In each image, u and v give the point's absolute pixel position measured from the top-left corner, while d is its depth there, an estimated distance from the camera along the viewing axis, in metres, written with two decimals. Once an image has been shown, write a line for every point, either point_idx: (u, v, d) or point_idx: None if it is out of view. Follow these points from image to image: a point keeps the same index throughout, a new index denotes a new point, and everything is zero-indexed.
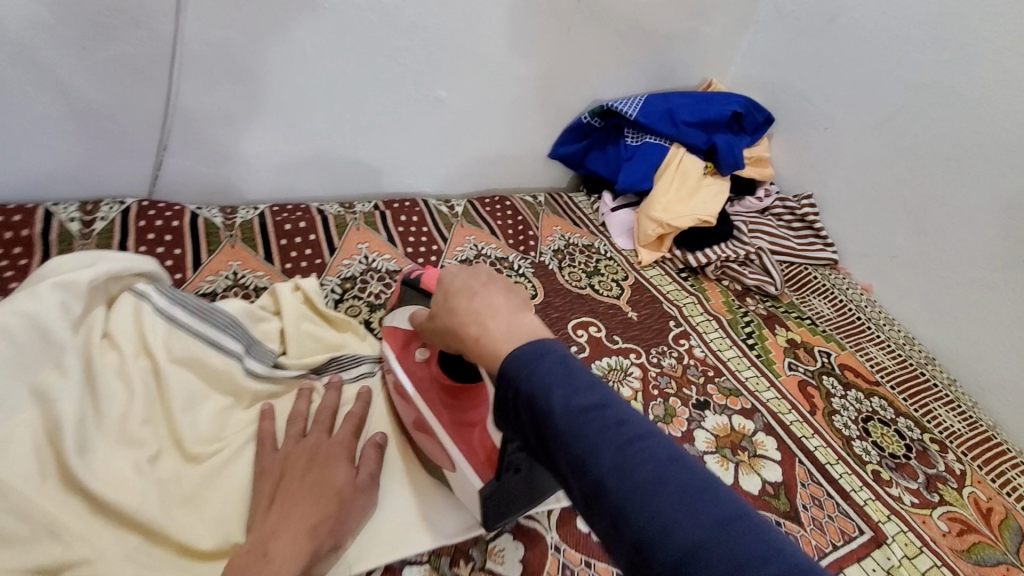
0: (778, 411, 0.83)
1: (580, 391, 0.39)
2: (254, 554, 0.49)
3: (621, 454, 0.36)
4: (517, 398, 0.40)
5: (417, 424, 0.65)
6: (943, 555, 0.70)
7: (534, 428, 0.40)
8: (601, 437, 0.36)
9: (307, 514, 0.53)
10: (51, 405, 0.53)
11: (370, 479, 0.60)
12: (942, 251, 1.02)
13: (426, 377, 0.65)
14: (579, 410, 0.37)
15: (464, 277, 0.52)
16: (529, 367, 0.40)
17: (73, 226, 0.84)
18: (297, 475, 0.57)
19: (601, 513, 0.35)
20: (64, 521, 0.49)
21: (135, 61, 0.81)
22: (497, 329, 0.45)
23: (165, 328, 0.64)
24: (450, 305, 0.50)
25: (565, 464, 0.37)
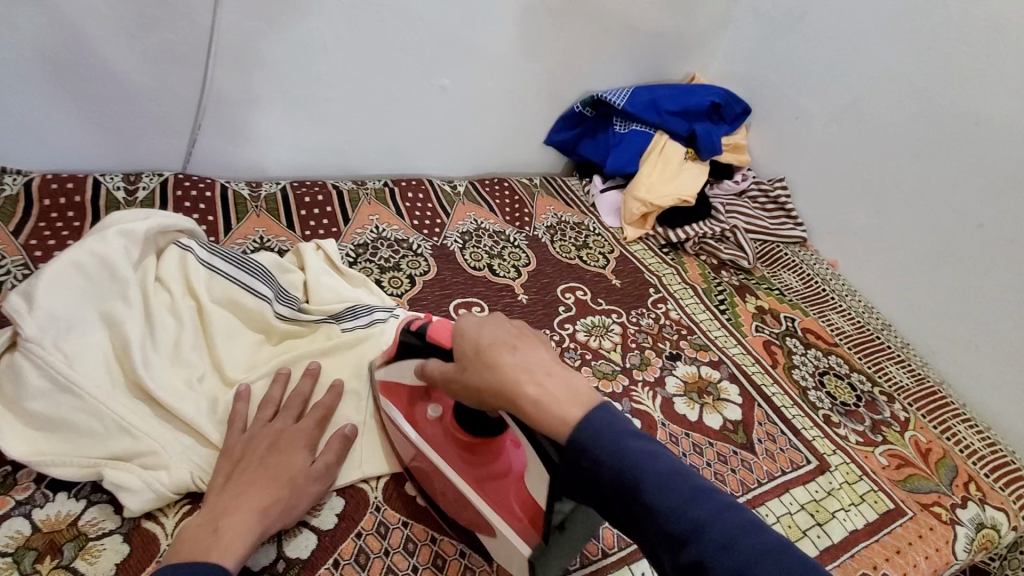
0: (743, 363, 0.93)
1: (667, 468, 0.43)
2: (205, 528, 0.52)
3: (718, 529, 0.39)
4: (598, 470, 0.44)
5: (441, 485, 0.64)
6: (880, 483, 0.80)
7: (623, 505, 0.43)
8: (695, 510, 0.40)
9: (261, 496, 0.56)
10: (119, 326, 0.64)
11: (325, 470, 0.62)
12: (899, 228, 1.12)
13: (445, 437, 0.63)
14: (666, 484, 0.41)
15: (492, 330, 0.54)
16: (614, 442, 0.44)
17: (119, 195, 0.95)
18: (255, 459, 0.59)
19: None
20: (132, 419, 0.60)
21: (176, 48, 0.92)
22: (555, 389, 0.48)
23: (207, 275, 0.74)
24: (486, 359, 0.52)
25: (662, 538, 0.41)
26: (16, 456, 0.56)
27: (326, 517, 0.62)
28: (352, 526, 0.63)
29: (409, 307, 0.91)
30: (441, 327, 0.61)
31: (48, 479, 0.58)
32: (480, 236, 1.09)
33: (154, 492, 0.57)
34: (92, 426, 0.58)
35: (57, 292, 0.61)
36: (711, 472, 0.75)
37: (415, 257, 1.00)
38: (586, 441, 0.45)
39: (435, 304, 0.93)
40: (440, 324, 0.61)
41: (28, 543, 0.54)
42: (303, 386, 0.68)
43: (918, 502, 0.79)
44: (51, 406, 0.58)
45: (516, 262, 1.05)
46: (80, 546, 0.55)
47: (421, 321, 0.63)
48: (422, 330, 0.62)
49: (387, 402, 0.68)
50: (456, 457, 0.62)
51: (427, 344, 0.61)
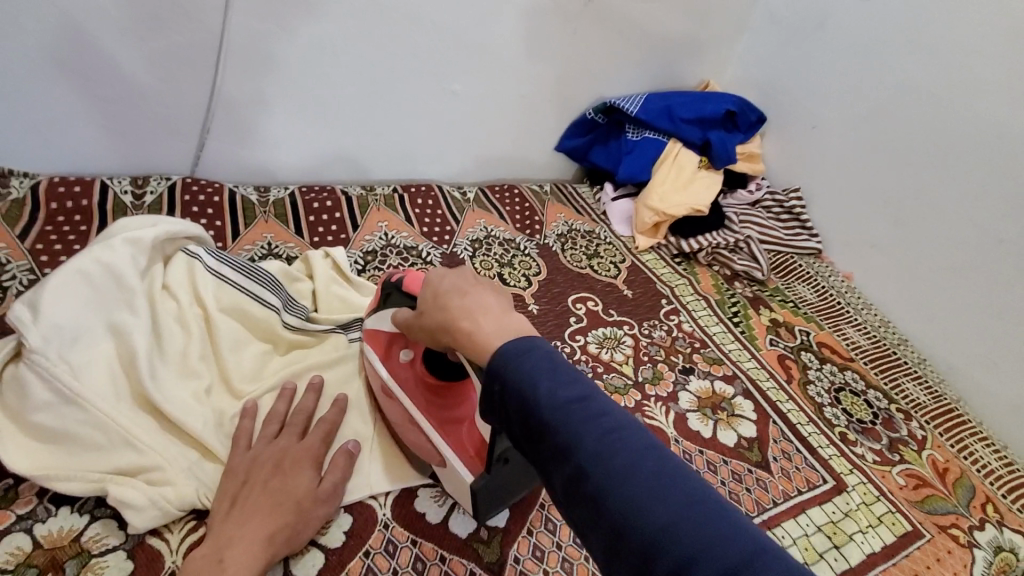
0: (757, 378, 0.91)
1: (565, 386, 0.41)
2: (208, 560, 0.51)
3: (603, 444, 0.38)
4: (504, 390, 0.43)
5: (404, 421, 0.66)
6: (898, 504, 0.78)
7: (519, 422, 0.42)
8: (582, 426, 0.39)
9: (265, 523, 0.54)
10: (125, 337, 0.62)
11: (333, 490, 0.60)
12: (915, 240, 1.10)
13: (413, 376, 0.66)
14: (563, 402, 0.40)
15: (452, 278, 0.53)
16: (519, 364, 0.43)
17: (126, 198, 0.94)
18: (259, 482, 0.57)
19: (580, 497, 0.38)
20: (137, 433, 0.58)
21: (186, 51, 0.91)
22: (488, 327, 0.47)
23: (214, 283, 0.73)
24: (440, 302, 0.52)
25: (549, 452, 0.40)
26: (19, 469, 0.55)
27: (333, 535, 0.61)
28: (361, 543, 0.61)
29: None
30: (415, 278, 0.65)
31: (51, 493, 0.57)
32: (490, 244, 1.07)
33: (159, 508, 0.56)
34: (97, 440, 0.57)
35: (62, 301, 0.60)
36: (725, 491, 0.74)
37: (425, 264, 0.99)
38: (501, 366, 0.43)
39: None
40: (414, 275, 0.65)
41: (29, 561, 0.53)
42: (311, 401, 0.66)
43: (936, 524, 0.77)
44: (55, 419, 0.56)
45: (527, 271, 1.04)
46: (83, 562, 0.54)
47: (400, 274, 0.68)
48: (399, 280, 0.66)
49: (364, 343, 0.71)
50: (420, 396, 0.65)
51: (401, 293, 0.65)
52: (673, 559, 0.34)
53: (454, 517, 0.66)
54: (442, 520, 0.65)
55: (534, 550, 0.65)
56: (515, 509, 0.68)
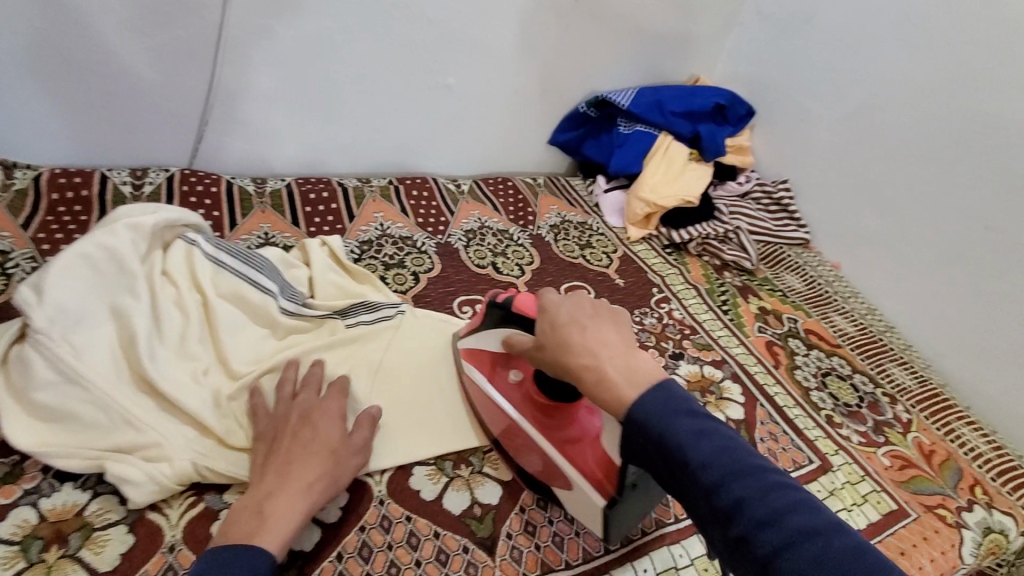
0: (745, 363, 0.94)
1: (720, 450, 0.49)
2: (251, 512, 0.54)
3: (761, 509, 0.45)
4: (657, 447, 0.51)
5: (517, 442, 0.69)
6: (883, 484, 0.80)
7: (671, 474, 0.51)
8: (743, 490, 0.46)
9: (302, 474, 0.57)
10: (127, 320, 0.64)
11: (363, 442, 0.65)
12: (903, 230, 1.13)
13: (523, 397, 0.69)
14: (723, 468, 0.48)
15: (569, 307, 0.61)
16: (670, 425, 0.51)
17: (126, 189, 0.95)
18: (289, 438, 0.60)
19: (746, 555, 0.45)
20: (138, 414, 0.60)
21: (186, 44, 0.93)
22: (617, 369, 0.55)
23: (212, 269, 0.74)
24: (560, 337, 0.59)
25: (713, 512, 0.48)
26: (23, 445, 0.57)
27: (329, 511, 0.63)
28: (356, 520, 0.63)
29: (414, 304, 0.90)
30: (525, 299, 0.68)
31: (55, 470, 0.59)
32: (484, 234, 1.09)
33: (158, 484, 0.58)
34: (99, 418, 0.59)
35: (67, 283, 0.61)
36: None
37: (419, 254, 1.00)
38: (642, 420, 0.52)
39: (439, 301, 0.92)
40: (526, 298, 0.68)
41: (33, 534, 0.55)
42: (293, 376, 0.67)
43: (922, 504, 0.78)
44: (58, 397, 0.58)
45: (521, 260, 1.06)
46: (85, 535, 0.56)
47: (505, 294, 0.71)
48: (506, 302, 0.70)
49: (469, 366, 0.75)
50: (534, 414, 0.68)
51: (511, 313, 0.69)
52: None
53: (447, 494, 0.68)
54: (436, 497, 0.67)
55: (525, 526, 0.67)
56: (507, 489, 0.70)
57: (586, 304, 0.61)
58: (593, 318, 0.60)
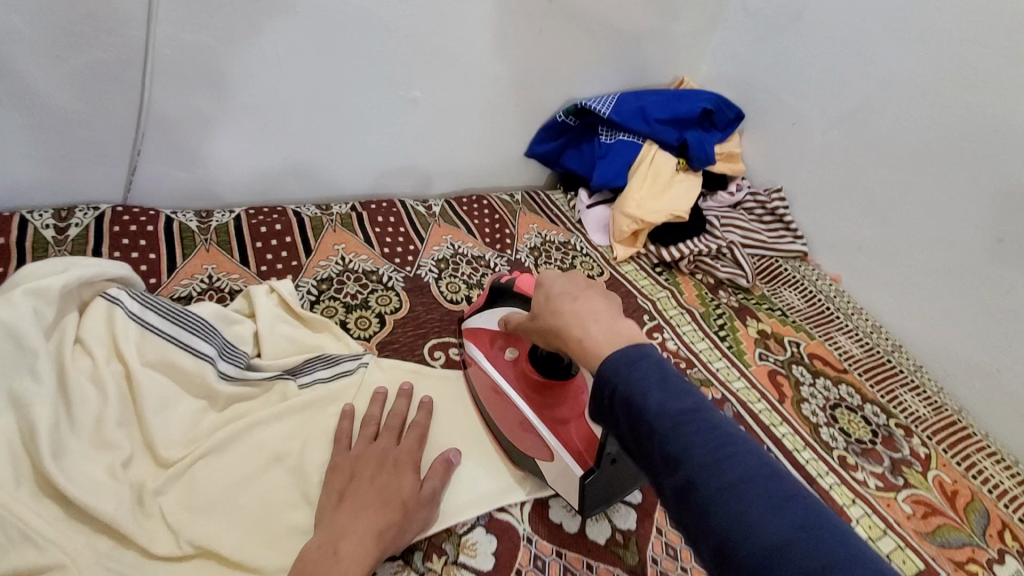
0: (748, 400, 0.85)
1: (675, 395, 0.42)
2: (325, 551, 0.52)
3: (711, 456, 0.39)
4: (613, 394, 0.44)
5: (504, 414, 0.69)
6: (907, 537, 0.72)
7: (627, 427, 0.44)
8: (693, 434, 0.40)
9: (373, 520, 0.55)
10: (26, 409, 0.54)
11: (434, 495, 0.61)
12: (907, 241, 1.05)
13: (519, 374, 0.69)
14: (676, 412, 0.41)
15: (563, 279, 0.56)
16: (628, 368, 0.44)
17: (48, 233, 0.84)
18: (366, 478, 0.59)
19: (688, 506, 0.39)
20: (37, 527, 0.50)
21: (107, 67, 0.81)
22: (599, 334, 0.49)
23: (137, 332, 0.64)
24: (553, 306, 0.54)
25: (658, 458, 0.41)
26: None
27: None
28: None
29: (379, 352, 0.81)
30: (527, 281, 0.68)
31: None
32: (457, 263, 1.00)
33: None
34: None
35: None
36: None
37: (386, 291, 0.90)
38: (607, 371, 0.45)
39: (407, 347, 0.82)
40: (527, 279, 0.68)
41: None
42: (348, 425, 0.65)
43: (951, 560, 0.71)
44: None
45: None
46: None
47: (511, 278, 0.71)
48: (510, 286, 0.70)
49: (469, 343, 0.76)
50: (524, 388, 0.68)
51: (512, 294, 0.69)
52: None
53: None
54: None
55: None
56: None
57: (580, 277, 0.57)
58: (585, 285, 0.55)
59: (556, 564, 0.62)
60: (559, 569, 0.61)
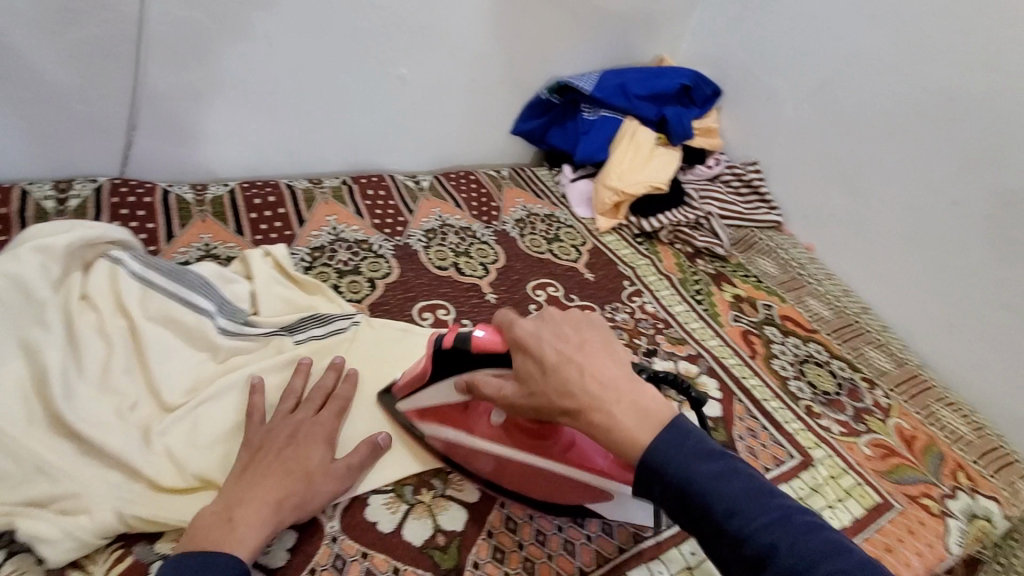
0: (721, 356, 0.90)
1: (737, 486, 0.46)
2: (219, 517, 0.52)
3: (791, 551, 0.42)
4: (679, 496, 0.46)
5: (521, 476, 0.64)
6: (865, 475, 0.78)
7: (695, 525, 0.46)
8: (770, 531, 0.43)
9: (274, 489, 0.55)
10: (36, 354, 0.57)
11: (345, 471, 0.60)
12: (872, 209, 1.10)
13: (511, 433, 0.64)
14: (748, 509, 0.44)
15: (552, 346, 0.53)
16: (688, 464, 0.47)
17: (48, 204, 0.86)
18: (274, 447, 0.58)
19: None
20: (51, 460, 0.54)
21: (104, 42, 0.84)
22: (626, 414, 0.49)
23: (140, 290, 0.68)
24: (554, 379, 0.52)
25: (740, 559, 0.44)
26: None
27: (275, 555, 0.57)
28: (305, 561, 0.57)
29: (371, 313, 0.85)
30: (483, 340, 0.60)
31: None
32: (445, 233, 1.04)
33: (74, 539, 0.51)
34: (7, 469, 0.52)
35: None
36: None
37: (376, 258, 0.94)
38: (669, 474, 0.47)
39: (397, 308, 0.87)
40: (479, 337, 0.60)
41: None
42: (260, 399, 0.63)
43: (905, 495, 0.76)
44: None
45: (485, 259, 1.01)
46: None
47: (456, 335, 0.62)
48: (465, 342, 0.61)
49: (425, 423, 0.67)
50: (523, 442, 0.63)
51: (473, 355, 0.61)
52: None
53: (408, 523, 0.62)
54: (395, 528, 0.61)
55: (494, 553, 0.61)
56: (474, 511, 0.64)
57: (565, 330, 0.54)
58: (577, 340, 0.53)
59: None
60: None
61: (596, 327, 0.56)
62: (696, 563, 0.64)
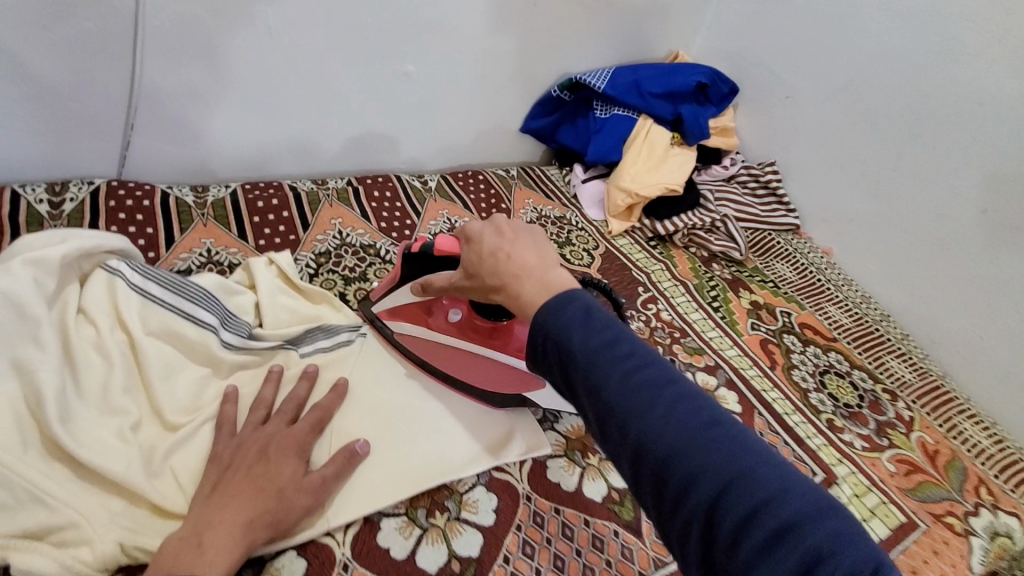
0: (740, 367, 0.88)
1: (597, 330, 0.45)
2: (187, 543, 0.49)
3: (629, 385, 0.42)
4: (542, 338, 0.47)
5: (470, 366, 0.73)
6: (889, 493, 0.75)
7: (559, 371, 0.46)
8: (614, 368, 0.43)
9: (245, 509, 0.52)
10: (31, 376, 0.54)
11: (322, 482, 0.57)
12: (894, 212, 1.07)
13: (466, 331, 0.73)
14: (597, 348, 0.44)
15: (491, 235, 0.56)
16: (557, 310, 0.46)
17: (42, 208, 0.83)
18: (244, 465, 0.55)
19: (612, 432, 0.42)
20: (47, 489, 0.51)
21: (97, 39, 0.80)
22: (530, 286, 0.50)
23: (139, 302, 0.65)
24: (488, 263, 0.55)
25: (583, 391, 0.44)
26: None
27: None
28: None
29: None
30: (444, 242, 0.65)
31: None
32: None
33: None
34: None
35: None
36: None
37: (383, 264, 0.92)
38: (539, 321, 0.47)
39: None
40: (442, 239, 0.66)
41: None
42: (232, 409, 0.61)
43: (930, 513, 0.74)
44: None
45: None
46: None
47: (426, 242, 0.69)
48: (429, 248, 0.68)
49: (394, 320, 0.76)
50: (476, 336, 0.73)
51: (434, 258, 0.67)
52: (692, 483, 0.38)
53: (423, 549, 0.59)
54: (408, 555, 0.58)
55: None
56: (489, 536, 0.61)
57: (505, 228, 0.57)
58: (511, 235, 0.56)
59: (554, 520, 0.64)
60: (558, 525, 0.64)
61: (536, 232, 0.57)
62: None
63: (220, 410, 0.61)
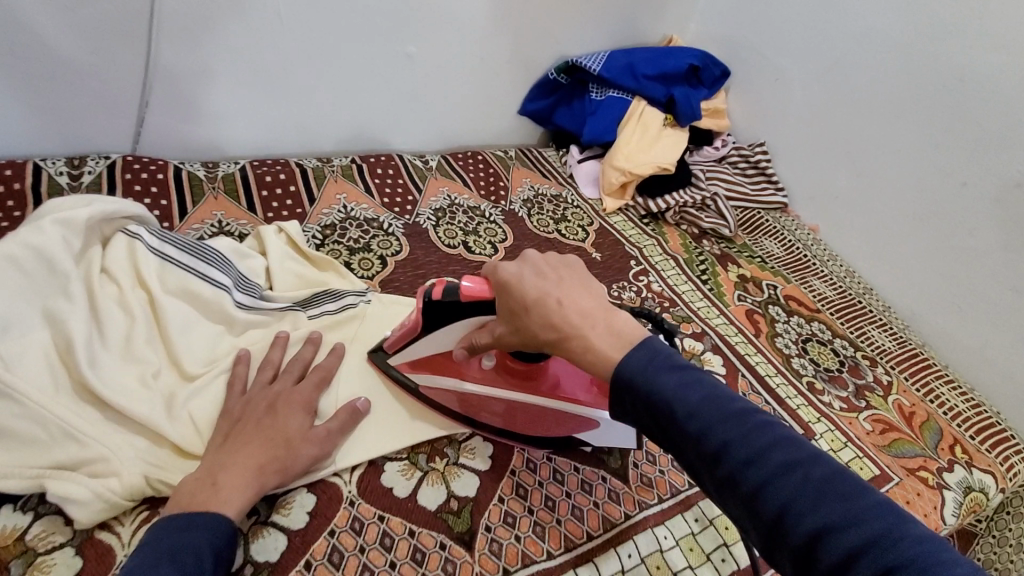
0: (726, 334, 0.92)
1: (696, 390, 0.46)
2: (203, 483, 0.53)
3: (745, 446, 0.42)
4: (640, 402, 0.47)
5: (508, 414, 0.69)
6: (865, 449, 0.80)
7: (658, 428, 0.47)
8: (725, 429, 0.43)
9: (256, 455, 0.56)
10: (61, 324, 0.59)
11: (326, 434, 0.61)
12: (878, 190, 1.11)
13: (501, 376, 0.69)
14: (703, 409, 0.45)
15: (534, 281, 0.54)
16: (648, 371, 0.47)
17: (62, 180, 0.88)
18: (254, 417, 0.59)
19: (736, 496, 0.42)
20: (79, 427, 0.56)
21: (116, 18, 0.84)
22: (602, 336, 0.50)
23: (158, 264, 0.69)
24: (539, 313, 0.53)
25: (699, 458, 0.44)
26: None
27: (295, 517, 0.59)
28: (325, 524, 0.59)
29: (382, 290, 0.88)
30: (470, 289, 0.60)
31: None
32: (454, 212, 1.05)
33: (104, 504, 0.54)
34: (35, 433, 0.54)
35: None
36: (669, 458, 0.72)
37: (386, 236, 0.96)
38: (628, 380, 0.48)
39: (408, 285, 0.90)
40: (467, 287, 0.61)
41: None
42: (244, 369, 0.65)
43: (904, 467, 0.78)
44: None
45: (493, 238, 1.03)
46: (29, 561, 0.52)
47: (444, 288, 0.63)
48: (453, 293, 0.62)
49: (417, 371, 0.70)
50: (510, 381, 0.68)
51: (462, 306, 0.62)
52: (843, 546, 0.37)
53: (423, 490, 0.64)
54: (410, 494, 0.63)
55: (505, 517, 0.63)
56: (484, 479, 0.66)
57: (546, 270, 0.55)
58: (553, 276, 0.54)
59: (546, 466, 0.68)
60: (549, 470, 0.68)
61: (572, 265, 0.56)
62: (699, 530, 0.67)
63: (233, 369, 0.65)
